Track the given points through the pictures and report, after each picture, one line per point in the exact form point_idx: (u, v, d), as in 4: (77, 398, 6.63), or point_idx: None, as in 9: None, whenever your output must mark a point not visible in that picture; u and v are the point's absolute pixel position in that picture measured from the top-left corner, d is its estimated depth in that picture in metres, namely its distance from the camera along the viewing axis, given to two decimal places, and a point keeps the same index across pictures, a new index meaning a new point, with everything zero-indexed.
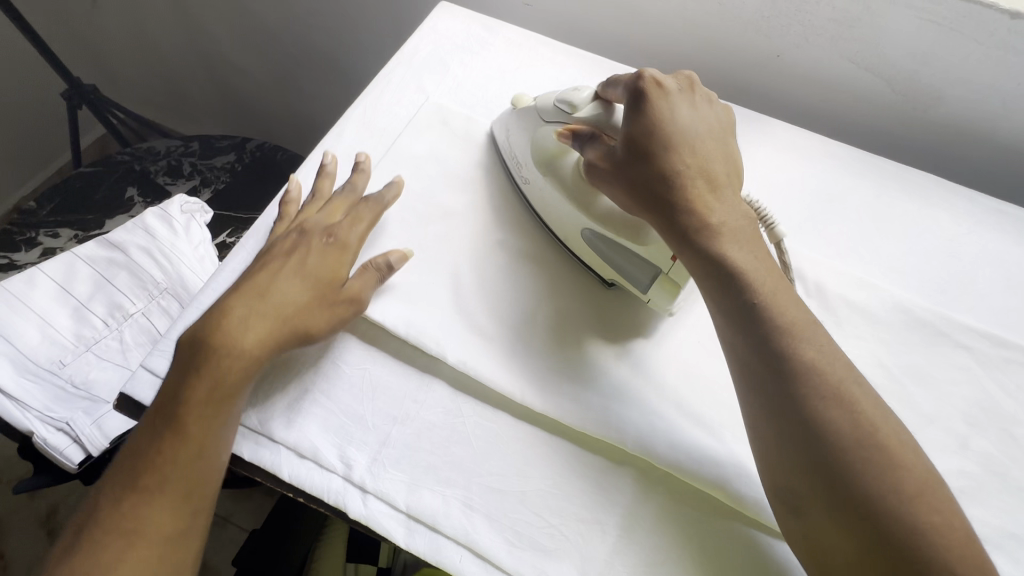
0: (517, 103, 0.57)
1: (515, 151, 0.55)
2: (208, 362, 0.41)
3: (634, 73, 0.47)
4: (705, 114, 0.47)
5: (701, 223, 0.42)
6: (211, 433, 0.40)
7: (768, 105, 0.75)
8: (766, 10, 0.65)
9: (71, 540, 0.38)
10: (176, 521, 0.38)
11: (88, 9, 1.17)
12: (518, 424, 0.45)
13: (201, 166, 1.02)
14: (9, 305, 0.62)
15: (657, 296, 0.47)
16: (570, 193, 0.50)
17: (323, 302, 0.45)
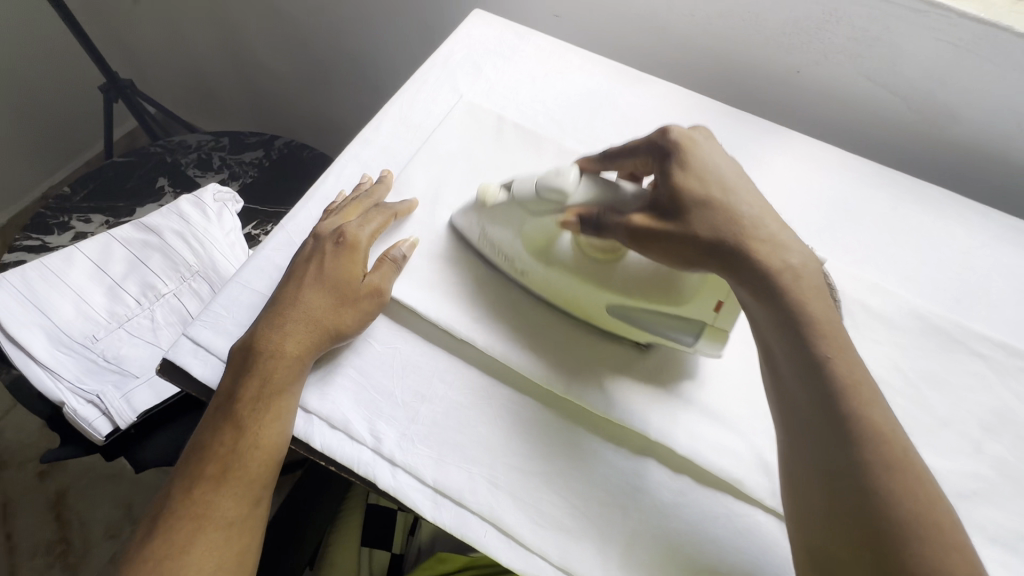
0: (482, 199, 0.51)
1: (501, 244, 0.51)
2: (257, 362, 0.43)
3: (648, 138, 0.47)
4: (736, 159, 0.46)
5: (782, 264, 0.40)
6: (265, 426, 0.41)
7: (786, 119, 0.77)
8: (788, 28, 0.67)
9: (149, 526, 0.40)
10: (242, 507, 0.40)
11: (129, 8, 1.22)
12: (544, 408, 0.46)
13: (230, 160, 1.05)
14: (48, 280, 0.66)
15: (702, 345, 0.46)
16: (583, 272, 0.48)
17: (352, 301, 0.46)
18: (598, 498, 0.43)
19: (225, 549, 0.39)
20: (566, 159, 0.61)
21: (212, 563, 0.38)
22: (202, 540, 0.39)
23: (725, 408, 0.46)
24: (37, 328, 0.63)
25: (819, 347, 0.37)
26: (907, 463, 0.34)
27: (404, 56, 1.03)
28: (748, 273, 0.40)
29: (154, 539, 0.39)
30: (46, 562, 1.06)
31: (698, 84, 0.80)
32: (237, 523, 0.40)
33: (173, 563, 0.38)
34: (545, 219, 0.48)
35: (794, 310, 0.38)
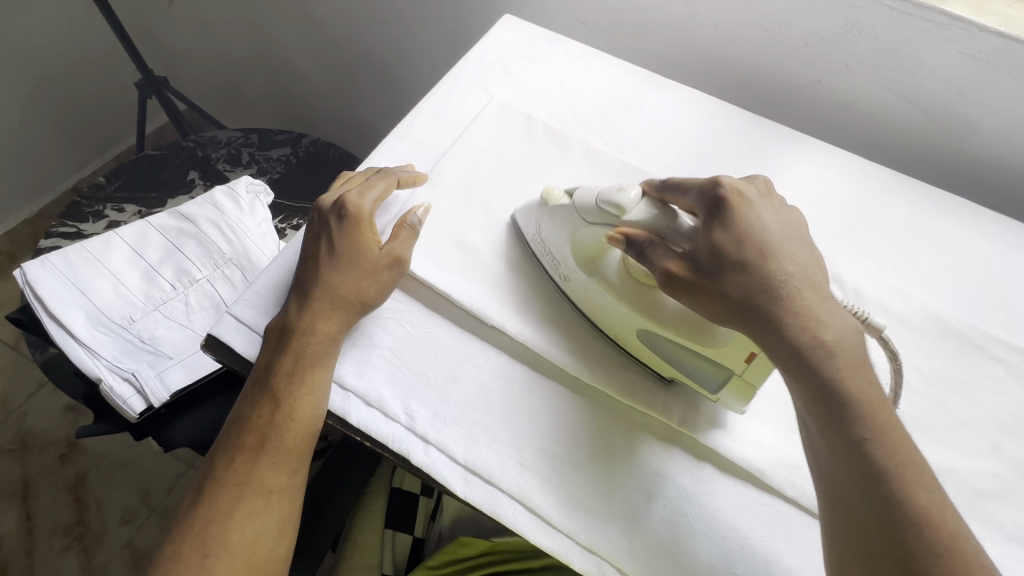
0: (544, 198, 0.52)
1: (551, 247, 0.51)
2: (293, 338, 0.44)
3: (709, 179, 0.45)
4: (788, 219, 0.44)
5: (816, 340, 0.39)
6: (301, 399, 0.43)
7: (807, 127, 0.78)
8: (810, 38, 0.69)
9: (195, 494, 0.42)
10: (283, 475, 0.42)
11: (165, 9, 1.27)
12: (571, 395, 0.48)
13: (259, 156, 1.08)
14: (89, 262, 0.68)
15: (728, 395, 0.45)
16: (623, 295, 0.47)
17: (374, 270, 0.47)
18: (623, 481, 0.44)
19: (267, 514, 0.41)
20: (592, 158, 0.62)
21: (255, 528, 0.41)
22: (244, 505, 0.41)
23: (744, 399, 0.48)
24: (77, 307, 0.65)
25: (855, 427, 0.37)
26: (945, 551, 0.34)
27: (431, 61, 1.06)
28: (779, 343, 0.40)
29: (200, 504, 0.41)
30: (64, 543, 1.08)
31: (720, 92, 0.81)
32: (277, 490, 0.42)
33: (219, 527, 0.40)
34: (600, 231, 0.48)
35: (831, 389, 0.38)
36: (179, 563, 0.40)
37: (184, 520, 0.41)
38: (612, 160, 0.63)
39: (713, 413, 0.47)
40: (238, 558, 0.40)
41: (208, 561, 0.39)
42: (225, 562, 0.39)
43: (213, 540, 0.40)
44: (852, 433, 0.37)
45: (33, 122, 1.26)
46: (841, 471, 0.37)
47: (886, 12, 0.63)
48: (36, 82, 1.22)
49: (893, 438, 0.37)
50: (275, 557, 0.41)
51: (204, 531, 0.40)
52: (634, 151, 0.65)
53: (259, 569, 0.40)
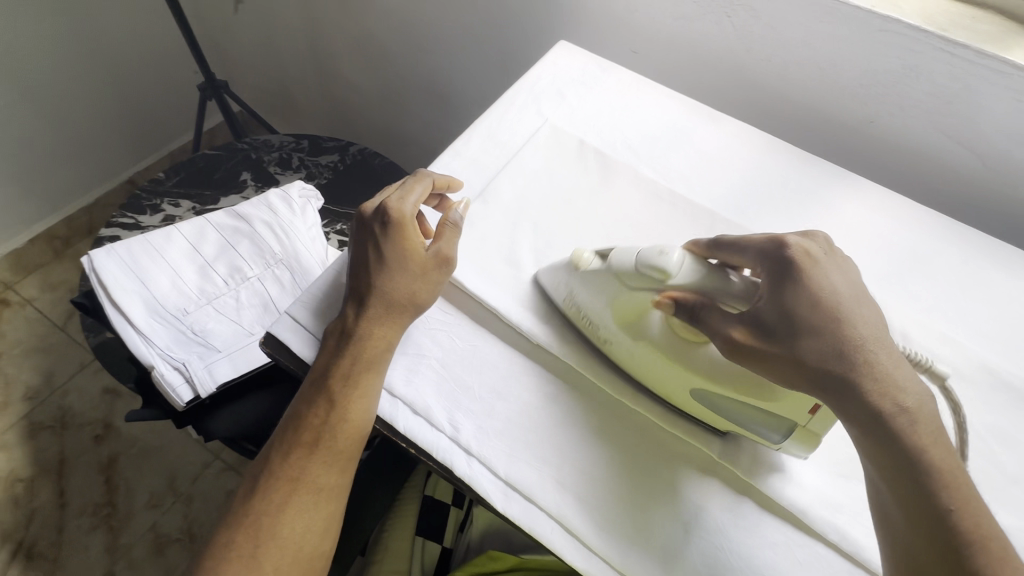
0: (574, 261, 0.50)
1: (586, 311, 0.49)
2: (353, 343, 0.46)
3: (775, 240, 0.45)
4: (853, 280, 0.44)
5: (897, 408, 0.40)
6: (355, 404, 0.45)
7: (857, 165, 0.78)
8: (864, 79, 0.70)
9: (251, 483, 0.45)
10: (333, 474, 0.44)
11: (231, 16, 1.34)
12: (611, 417, 0.48)
13: (308, 161, 1.12)
14: (151, 255, 0.72)
15: (790, 444, 0.45)
16: (671, 354, 0.46)
17: (425, 273, 0.49)
18: (660, 507, 0.44)
19: (315, 511, 0.44)
20: (640, 186, 0.64)
21: (304, 524, 0.43)
22: (296, 501, 0.43)
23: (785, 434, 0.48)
24: (137, 296, 0.69)
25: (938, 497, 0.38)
26: None
27: (480, 81, 1.09)
28: (864, 413, 0.40)
29: (255, 496, 0.44)
30: (92, 522, 1.12)
31: (770, 125, 0.82)
32: (326, 488, 0.44)
33: (272, 521, 0.43)
34: (639, 294, 0.47)
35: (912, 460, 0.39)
36: (231, 550, 0.43)
37: (239, 509, 0.44)
38: (661, 189, 0.64)
39: (770, 459, 0.47)
40: (288, 550, 0.43)
41: (260, 551, 0.42)
42: (276, 552, 0.42)
43: (265, 531, 0.43)
44: (930, 503, 0.38)
45: (99, 115, 1.33)
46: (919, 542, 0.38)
47: (945, 57, 0.63)
48: (106, 78, 1.30)
49: (967, 502, 0.39)
50: (321, 552, 0.44)
51: (256, 520, 0.43)
52: (682, 181, 0.66)
53: (306, 561, 0.44)
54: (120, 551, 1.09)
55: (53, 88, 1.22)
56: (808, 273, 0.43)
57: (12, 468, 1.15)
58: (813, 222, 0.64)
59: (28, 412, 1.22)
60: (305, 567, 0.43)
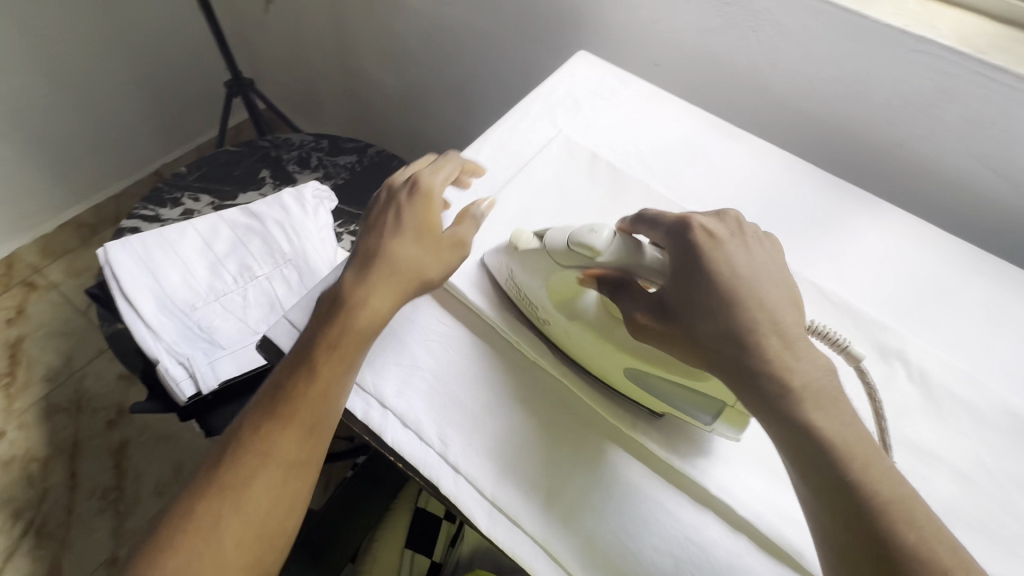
0: (513, 241, 0.49)
1: (524, 289, 0.49)
2: (342, 314, 0.46)
3: (682, 220, 0.44)
4: (761, 260, 0.43)
5: (784, 388, 0.38)
6: (337, 376, 0.44)
7: (882, 189, 0.75)
8: (895, 100, 0.67)
9: (219, 455, 0.43)
10: (305, 449, 0.43)
11: (261, 15, 1.36)
12: (606, 443, 0.47)
13: (326, 161, 1.13)
14: (165, 250, 0.73)
15: (721, 424, 0.44)
16: (601, 334, 0.46)
17: (439, 250, 0.49)
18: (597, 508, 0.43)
19: (283, 486, 0.42)
20: (652, 202, 0.62)
21: (269, 499, 0.42)
22: (263, 472, 0.42)
23: (760, 449, 0.46)
24: (147, 290, 0.70)
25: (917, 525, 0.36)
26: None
27: (500, 86, 1.08)
28: (749, 392, 0.39)
29: (222, 466, 0.42)
30: (100, 505, 1.14)
31: (792, 145, 0.79)
32: (296, 463, 0.43)
33: (236, 491, 0.41)
34: (569, 274, 0.46)
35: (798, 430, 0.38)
36: (191, 519, 0.41)
37: (203, 478, 0.42)
38: (673, 207, 0.62)
39: (702, 442, 0.46)
40: (248, 526, 0.41)
41: (220, 523, 0.41)
42: (236, 525, 0.41)
43: (228, 501, 0.41)
44: (892, 499, 0.36)
45: (130, 108, 1.37)
46: (838, 524, 0.36)
47: (983, 81, 0.60)
48: (138, 71, 1.33)
49: (866, 475, 0.36)
50: (284, 531, 0.42)
51: (220, 491, 0.41)
52: (697, 199, 0.64)
53: (268, 539, 0.41)
54: (125, 536, 1.11)
55: (88, 79, 1.26)
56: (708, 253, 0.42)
57: (28, 447, 1.19)
58: (833, 248, 0.62)
59: (47, 393, 1.25)
60: (266, 547, 0.41)
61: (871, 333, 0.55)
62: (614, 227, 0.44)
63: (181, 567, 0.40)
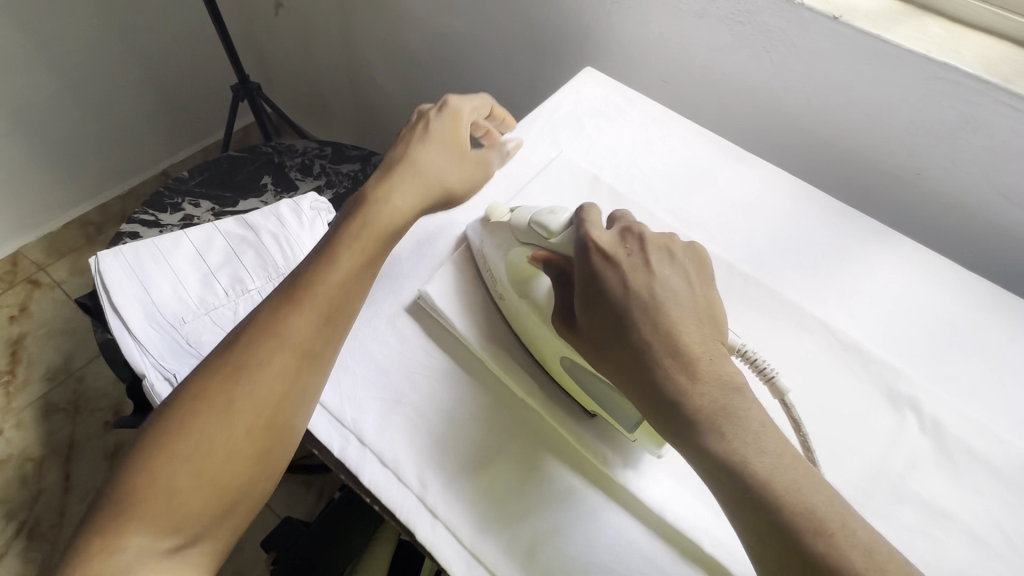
0: (489, 214, 0.54)
1: (489, 262, 0.52)
2: (366, 219, 0.51)
3: (584, 234, 0.45)
4: (665, 279, 0.43)
5: (678, 404, 0.39)
6: (356, 273, 0.48)
7: (897, 220, 0.72)
8: (913, 128, 0.64)
9: (230, 342, 0.44)
10: (320, 340, 0.45)
11: (271, 19, 1.36)
12: (594, 491, 0.44)
13: (329, 168, 1.11)
14: (158, 261, 0.73)
15: (642, 432, 0.43)
16: (546, 318, 0.47)
17: (463, 165, 0.58)
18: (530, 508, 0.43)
19: (296, 372, 0.44)
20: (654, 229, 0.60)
21: (282, 383, 0.43)
22: (278, 358, 0.43)
23: None
24: (138, 302, 0.69)
25: None
26: None
27: (506, 98, 1.06)
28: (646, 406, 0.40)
29: (235, 351, 0.44)
30: (92, 508, 1.14)
31: (804, 170, 0.76)
32: (311, 352, 0.45)
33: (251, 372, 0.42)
34: (523, 251, 0.49)
35: (696, 442, 0.38)
36: (201, 401, 0.41)
37: (213, 364, 0.43)
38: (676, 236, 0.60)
39: (630, 451, 0.45)
40: (262, 408, 0.42)
41: (233, 404, 0.41)
42: (250, 408, 0.42)
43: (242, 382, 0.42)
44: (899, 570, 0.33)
45: (138, 108, 1.37)
46: (760, 551, 0.35)
47: (1008, 112, 0.57)
48: (147, 71, 1.33)
49: (771, 494, 0.35)
50: (293, 421, 0.43)
51: (234, 372, 0.42)
52: (702, 229, 0.62)
53: (278, 425, 0.42)
54: None
55: (95, 79, 1.26)
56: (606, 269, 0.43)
57: (24, 446, 1.19)
58: (843, 284, 0.59)
59: (45, 392, 1.25)
60: (274, 432, 0.42)
61: (883, 377, 0.52)
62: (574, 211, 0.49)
63: (191, 448, 0.40)
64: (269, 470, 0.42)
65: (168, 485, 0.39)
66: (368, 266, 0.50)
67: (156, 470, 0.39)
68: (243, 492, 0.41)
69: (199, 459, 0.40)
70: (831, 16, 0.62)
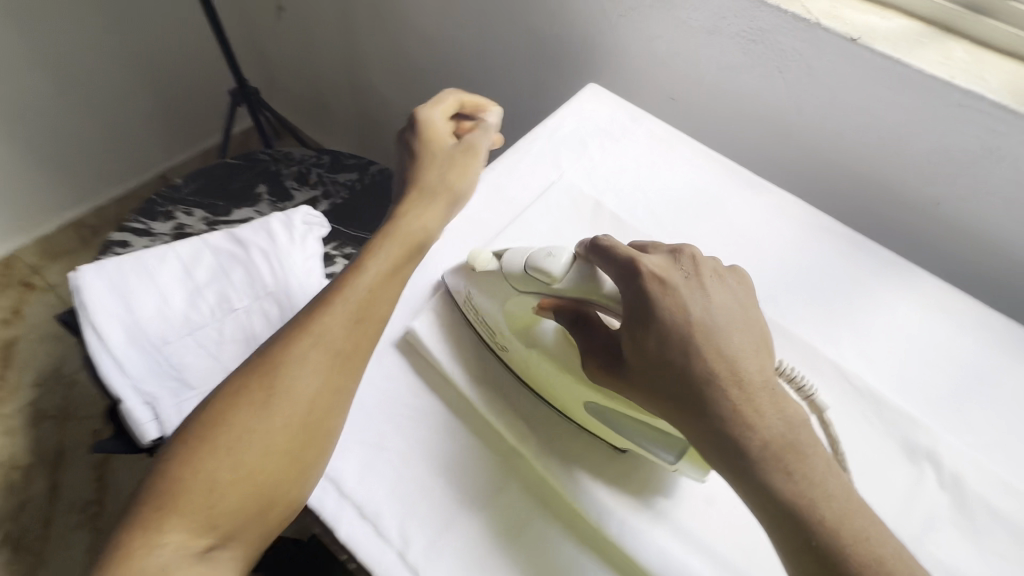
0: (471, 261, 0.50)
1: (484, 313, 0.49)
2: (392, 227, 0.51)
3: (630, 260, 0.41)
4: (720, 302, 0.41)
5: (747, 446, 0.37)
6: (390, 273, 0.48)
7: (912, 251, 0.68)
8: (934, 157, 0.61)
9: (271, 342, 0.44)
10: (357, 338, 0.44)
11: (272, 22, 1.34)
12: (586, 550, 0.42)
13: (326, 178, 1.09)
14: (142, 277, 0.70)
15: (685, 465, 0.42)
16: (565, 366, 0.45)
17: (455, 161, 0.56)
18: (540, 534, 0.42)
19: (334, 369, 0.43)
20: None
21: (319, 379, 0.42)
22: (314, 355, 0.43)
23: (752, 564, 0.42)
24: (119, 322, 0.66)
25: None
26: None
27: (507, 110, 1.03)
28: (710, 449, 0.38)
29: (272, 349, 0.43)
30: (78, 519, 1.11)
31: (816, 196, 0.73)
32: (348, 350, 0.44)
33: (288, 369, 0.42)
34: (528, 299, 0.47)
35: (758, 484, 0.36)
36: (241, 397, 0.41)
37: (252, 362, 0.43)
38: None
39: (666, 482, 0.45)
40: (298, 405, 0.41)
41: (272, 399, 0.41)
42: (288, 404, 0.41)
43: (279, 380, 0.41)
44: None
45: (136, 110, 1.35)
46: None
47: None
48: (145, 73, 1.31)
49: (833, 539, 0.35)
50: (331, 419, 0.42)
51: (273, 368, 0.42)
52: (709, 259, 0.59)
53: (314, 422, 0.41)
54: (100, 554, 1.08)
55: (92, 80, 1.23)
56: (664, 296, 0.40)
57: (11, 454, 1.17)
58: (857, 322, 0.56)
59: (34, 399, 1.23)
60: (312, 429, 0.41)
61: (898, 426, 0.49)
62: (575, 252, 0.45)
63: (230, 443, 0.39)
64: (305, 473, 0.40)
65: (209, 481, 0.38)
66: (401, 268, 0.50)
67: (197, 464, 0.38)
68: (280, 490, 0.39)
69: (236, 455, 0.39)
70: (849, 37, 0.59)
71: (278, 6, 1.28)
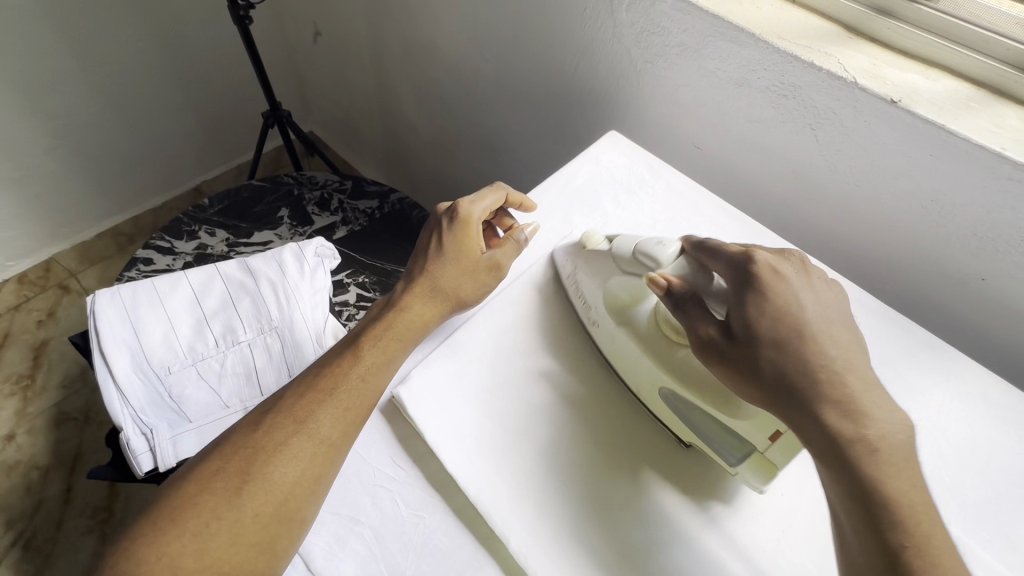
0: (584, 242, 0.56)
1: (585, 291, 0.54)
2: (394, 314, 0.52)
3: (746, 252, 0.45)
4: (828, 301, 0.43)
5: (856, 433, 0.38)
6: (383, 364, 0.49)
7: (947, 328, 0.64)
8: (981, 231, 0.55)
9: (257, 420, 0.45)
10: (338, 429, 0.44)
11: (309, 46, 1.37)
12: None
13: (347, 205, 1.09)
14: (153, 304, 0.70)
15: (747, 471, 0.45)
16: (649, 346, 0.49)
17: (477, 272, 0.54)
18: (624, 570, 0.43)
19: (309, 460, 0.43)
20: None
21: (296, 471, 0.42)
22: (295, 443, 0.43)
23: None
24: (125, 348, 0.66)
25: None
26: None
27: (528, 146, 1.01)
28: (821, 434, 0.39)
29: (257, 430, 0.44)
30: (87, 525, 1.14)
31: (843, 260, 0.69)
32: (327, 442, 0.44)
33: (268, 455, 0.43)
34: (630, 279, 0.52)
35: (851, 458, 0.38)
36: (218, 480, 0.41)
37: (235, 440, 0.44)
38: None
39: (728, 488, 0.48)
40: (272, 495, 0.41)
41: (246, 488, 0.41)
42: (260, 494, 0.41)
43: (257, 466, 0.42)
44: None
45: (176, 126, 1.40)
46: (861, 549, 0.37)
47: None
48: (186, 92, 1.36)
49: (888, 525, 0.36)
50: (302, 514, 0.42)
51: (251, 453, 0.43)
52: None
53: (283, 515, 0.41)
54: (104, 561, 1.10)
55: (136, 99, 1.29)
56: (774, 288, 0.42)
57: (32, 454, 1.20)
58: None
59: (59, 400, 1.27)
60: (280, 522, 0.41)
61: None
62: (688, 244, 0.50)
63: (200, 527, 0.40)
64: (268, 566, 0.40)
65: (173, 564, 0.39)
66: (394, 359, 0.50)
67: (165, 543, 0.39)
68: None
69: (203, 540, 0.39)
70: (889, 99, 0.55)
71: (315, 32, 1.31)
